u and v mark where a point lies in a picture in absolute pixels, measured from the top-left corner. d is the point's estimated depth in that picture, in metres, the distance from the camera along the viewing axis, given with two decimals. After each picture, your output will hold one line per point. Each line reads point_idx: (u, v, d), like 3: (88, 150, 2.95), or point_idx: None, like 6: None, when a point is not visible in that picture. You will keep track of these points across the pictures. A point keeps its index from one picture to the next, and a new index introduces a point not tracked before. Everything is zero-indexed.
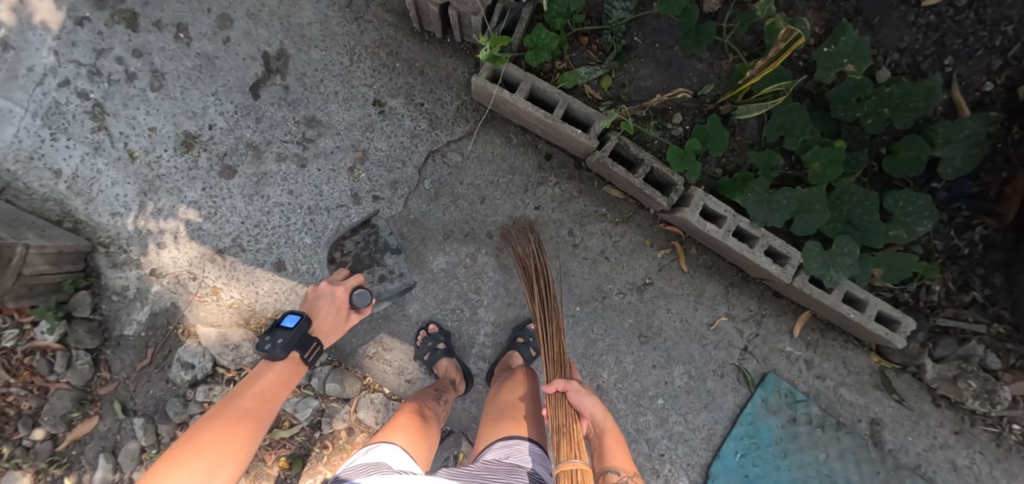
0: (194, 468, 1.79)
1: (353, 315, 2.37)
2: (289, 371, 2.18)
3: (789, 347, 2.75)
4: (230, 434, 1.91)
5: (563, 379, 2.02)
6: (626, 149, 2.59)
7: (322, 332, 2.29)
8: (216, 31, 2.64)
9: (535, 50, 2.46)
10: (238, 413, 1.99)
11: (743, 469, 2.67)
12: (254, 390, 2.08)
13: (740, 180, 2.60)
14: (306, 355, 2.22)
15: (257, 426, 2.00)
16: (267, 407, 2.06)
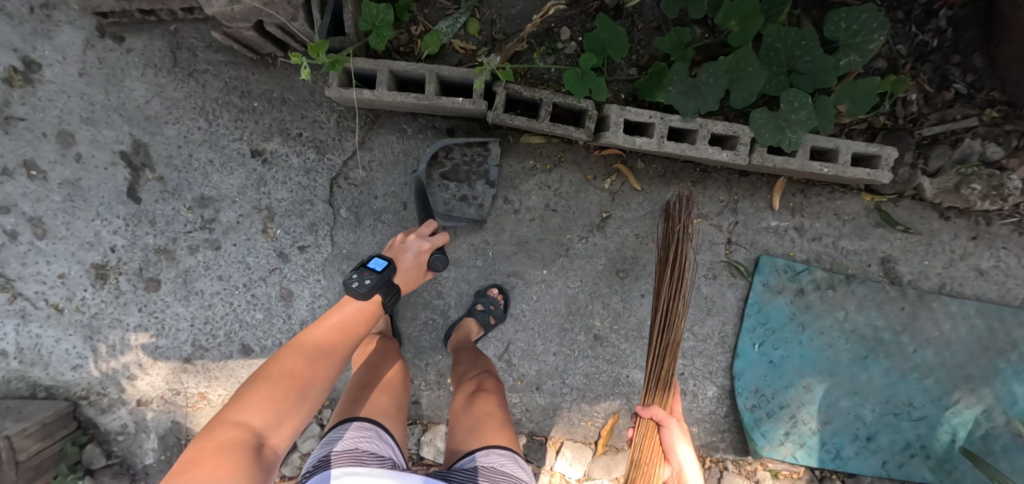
0: (262, 416, 1.69)
1: (427, 274, 2.16)
2: (370, 315, 1.98)
3: (773, 222, 2.61)
4: (305, 379, 1.78)
5: (662, 412, 2.19)
6: (518, 95, 2.33)
7: (405, 279, 2.08)
8: (62, 152, 2.41)
9: (376, 31, 2.22)
10: (314, 355, 1.83)
11: (766, 356, 2.61)
12: (339, 335, 1.90)
13: (655, 76, 2.32)
14: (386, 299, 2.00)
15: (331, 368, 1.85)
16: (342, 352, 1.88)
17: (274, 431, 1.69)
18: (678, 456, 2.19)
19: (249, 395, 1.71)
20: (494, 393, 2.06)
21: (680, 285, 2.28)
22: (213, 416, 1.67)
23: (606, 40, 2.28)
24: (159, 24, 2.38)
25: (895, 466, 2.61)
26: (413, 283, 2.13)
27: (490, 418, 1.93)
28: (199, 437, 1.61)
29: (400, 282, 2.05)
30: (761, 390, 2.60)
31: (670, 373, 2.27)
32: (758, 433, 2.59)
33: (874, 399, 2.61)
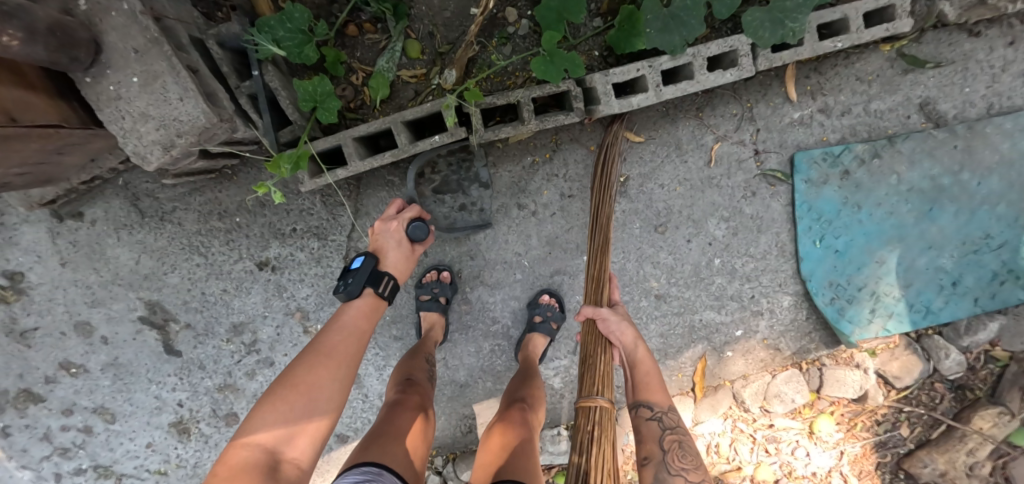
0: (275, 429, 1.60)
1: (417, 249, 2.05)
2: (370, 310, 1.88)
3: (795, 113, 2.42)
4: (313, 386, 1.66)
5: (596, 307, 1.99)
6: (493, 105, 2.06)
7: (394, 263, 1.97)
8: (88, 340, 2.37)
9: (320, 105, 1.97)
10: (318, 360, 1.71)
11: (830, 247, 2.53)
12: (341, 337, 1.77)
13: (627, 24, 2.01)
14: (380, 290, 1.91)
15: (341, 372, 1.71)
16: (350, 354, 1.75)
17: (291, 446, 1.60)
18: (622, 342, 1.98)
19: (258, 413, 1.62)
20: (520, 427, 1.93)
21: (606, 190, 2.18)
22: (227, 443, 1.59)
23: (560, 8, 1.95)
24: (108, 183, 2.25)
25: (989, 298, 2.56)
26: (407, 264, 2.03)
27: (515, 455, 1.82)
28: (214, 467, 1.54)
29: (391, 269, 1.97)
30: (836, 281, 2.55)
31: (605, 268, 2.09)
32: (845, 322, 2.57)
33: (950, 245, 2.53)
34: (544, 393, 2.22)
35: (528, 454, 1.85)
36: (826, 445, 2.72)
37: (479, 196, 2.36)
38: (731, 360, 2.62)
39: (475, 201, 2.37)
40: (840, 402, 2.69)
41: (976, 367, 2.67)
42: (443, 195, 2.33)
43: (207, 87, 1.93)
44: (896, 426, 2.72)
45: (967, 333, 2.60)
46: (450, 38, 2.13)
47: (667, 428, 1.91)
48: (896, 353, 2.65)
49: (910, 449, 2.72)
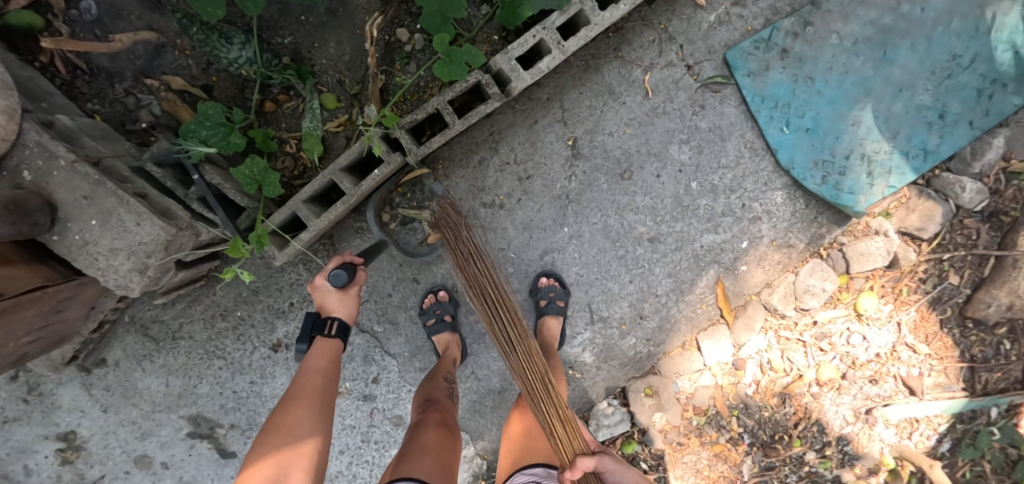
0: (270, 472, 1.74)
1: (353, 289, 2.07)
2: (328, 351, 2.01)
3: (709, 16, 2.35)
4: (292, 425, 1.83)
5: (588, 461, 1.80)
6: (415, 122, 2.02)
7: (335, 307, 2.05)
8: (150, 471, 2.45)
9: (263, 183, 1.97)
10: (293, 404, 1.88)
11: (801, 127, 2.46)
12: (311, 378, 1.94)
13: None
14: (329, 332, 2.01)
15: (315, 407, 1.88)
16: (318, 389, 1.92)
17: None
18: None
19: (249, 464, 1.77)
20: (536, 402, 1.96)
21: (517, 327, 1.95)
22: None
23: (441, 10, 1.94)
24: (117, 324, 2.33)
25: (982, 116, 2.49)
26: (352, 306, 2.08)
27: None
28: None
29: (336, 313, 2.05)
30: (821, 160, 2.48)
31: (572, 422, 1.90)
32: (846, 195, 2.50)
33: (920, 80, 2.47)
34: (564, 375, 2.23)
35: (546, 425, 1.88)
36: (879, 325, 2.65)
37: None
38: (747, 273, 2.55)
39: None
40: (875, 274, 2.61)
41: (1001, 189, 2.57)
42: (413, 222, 2.39)
43: (160, 207, 1.91)
44: (944, 278, 2.65)
45: (975, 158, 2.52)
46: (359, 77, 2.12)
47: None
48: (913, 205, 2.54)
49: (970, 294, 2.65)
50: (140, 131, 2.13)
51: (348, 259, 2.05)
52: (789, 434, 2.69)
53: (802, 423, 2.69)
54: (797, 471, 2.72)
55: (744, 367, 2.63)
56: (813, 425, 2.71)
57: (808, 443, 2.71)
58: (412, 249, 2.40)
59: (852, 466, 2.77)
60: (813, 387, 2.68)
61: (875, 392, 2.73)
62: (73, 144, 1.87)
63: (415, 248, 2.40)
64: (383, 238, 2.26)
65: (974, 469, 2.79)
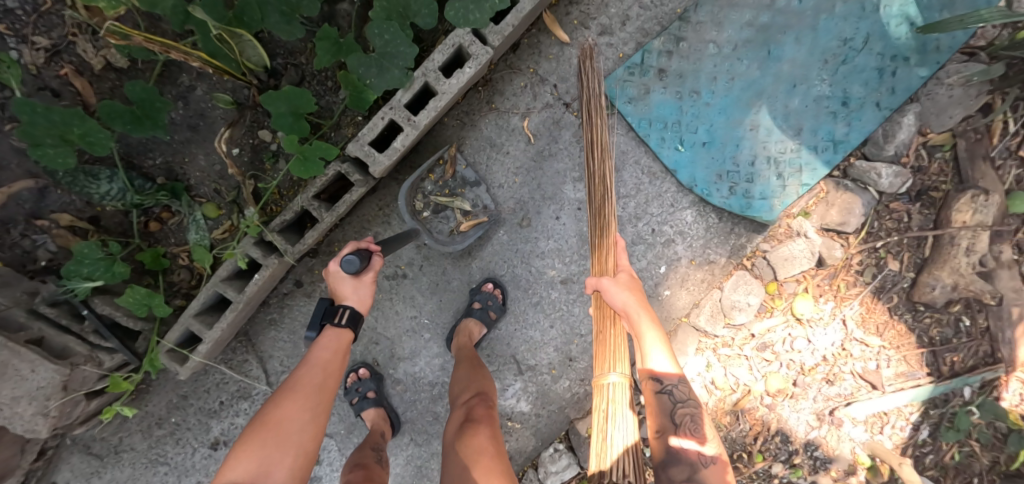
0: (250, 466, 1.72)
1: (368, 276, 1.99)
2: (335, 343, 1.97)
3: (578, 50, 2.31)
4: (283, 421, 1.80)
5: (600, 278, 1.88)
6: (285, 223, 2.06)
7: (346, 296, 2.00)
8: None
9: (152, 306, 2.02)
10: (287, 397, 1.84)
11: (696, 142, 2.39)
12: (313, 371, 1.90)
13: (349, 82, 1.96)
14: (338, 321, 1.96)
15: (311, 402, 1.84)
16: (317, 385, 1.87)
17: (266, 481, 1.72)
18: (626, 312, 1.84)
19: (235, 455, 1.75)
20: (485, 424, 1.92)
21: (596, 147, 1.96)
22: None
23: (292, 108, 1.97)
24: (60, 449, 2.39)
25: (889, 94, 2.37)
26: (365, 293, 2.02)
27: (481, 456, 1.81)
28: None
29: (347, 301, 2.00)
30: (723, 171, 2.40)
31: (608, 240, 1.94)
32: (757, 202, 2.41)
33: (814, 72, 2.37)
34: (493, 379, 2.19)
35: (495, 451, 1.84)
36: (822, 325, 2.54)
37: (478, 195, 2.33)
38: (672, 297, 2.47)
39: None
40: (806, 276, 2.52)
41: (925, 165, 2.46)
42: (446, 210, 2.30)
43: (56, 347, 1.99)
44: (883, 265, 2.52)
45: (888, 140, 2.40)
46: (233, 183, 2.15)
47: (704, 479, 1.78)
48: (831, 199, 2.44)
49: (914, 277, 2.51)
50: (41, 270, 2.15)
51: (364, 246, 1.92)
52: (749, 450, 2.59)
53: (762, 436, 2.58)
54: None
55: (689, 390, 2.53)
56: (775, 436, 2.59)
57: (772, 456, 2.60)
58: (445, 238, 2.29)
59: (826, 470, 2.60)
60: (765, 398, 2.56)
61: (836, 392, 2.59)
62: None
63: (449, 237, 2.28)
64: (414, 227, 2.19)
65: (962, 450, 2.60)
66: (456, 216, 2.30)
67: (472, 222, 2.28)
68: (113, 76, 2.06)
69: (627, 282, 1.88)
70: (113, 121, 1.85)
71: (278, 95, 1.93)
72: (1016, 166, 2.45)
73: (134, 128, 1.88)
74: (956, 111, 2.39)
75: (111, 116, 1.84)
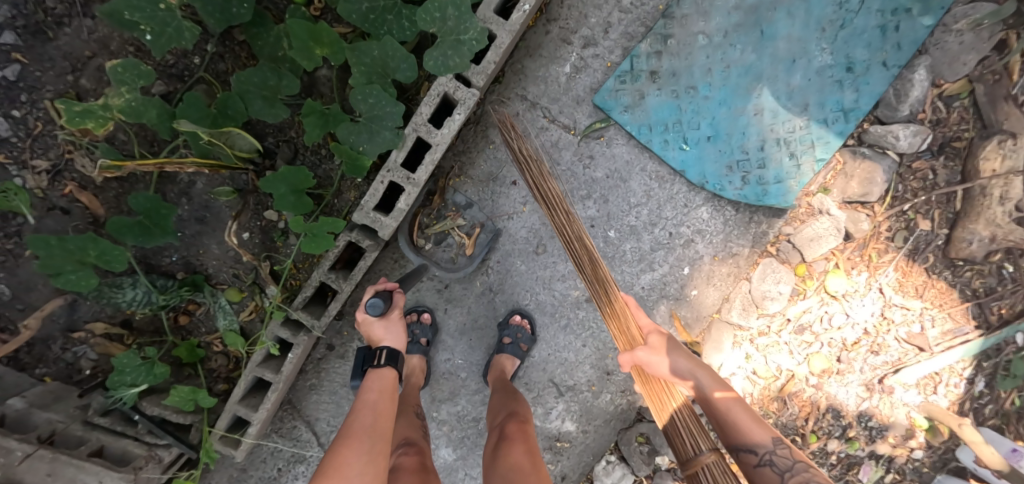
0: None
1: (395, 314, 2.04)
2: (380, 384, 1.88)
3: (565, 67, 2.28)
4: (342, 467, 1.58)
5: (633, 351, 1.91)
6: (305, 299, 2.11)
7: (381, 337, 1.99)
8: None
9: (197, 399, 2.08)
10: (344, 441, 1.65)
11: (701, 138, 2.32)
12: (364, 414, 1.75)
13: (345, 150, 1.93)
14: (377, 362, 1.94)
15: (367, 443, 1.65)
16: (371, 424, 1.71)
17: None
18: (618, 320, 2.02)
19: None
20: (520, 441, 1.84)
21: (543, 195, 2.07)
22: None
23: (292, 187, 1.96)
24: None
25: (895, 51, 2.26)
26: (398, 332, 2.02)
27: (517, 473, 1.71)
28: None
29: (383, 342, 1.98)
30: (733, 162, 2.33)
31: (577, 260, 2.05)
32: (773, 187, 2.34)
33: (812, 43, 2.27)
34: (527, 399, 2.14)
35: (531, 466, 1.75)
36: (859, 297, 2.48)
37: (472, 215, 2.33)
38: (700, 296, 2.44)
39: None
40: (835, 252, 2.46)
41: (944, 117, 2.36)
42: (445, 238, 2.32)
43: (117, 454, 2.08)
44: (914, 227, 2.44)
45: (901, 100, 2.30)
46: (250, 265, 2.18)
47: (782, 469, 1.69)
48: (850, 170, 2.37)
49: (948, 233, 2.42)
50: (89, 377, 2.20)
51: (382, 288, 2.07)
52: (802, 433, 2.53)
53: (814, 416, 2.53)
54: (826, 463, 2.54)
55: (730, 384, 2.51)
56: (826, 414, 2.53)
57: (827, 434, 2.53)
58: (450, 265, 2.33)
59: (884, 438, 2.53)
60: (811, 379, 2.51)
61: (883, 361, 2.51)
62: (25, 428, 1.97)
63: (454, 262, 2.33)
64: (419, 262, 2.26)
65: None
66: (458, 239, 2.32)
67: (472, 242, 2.32)
68: (115, 185, 2.07)
69: (659, 342, 1.91)
70: (124, 235, 1.91)
71: (276, 178, 1.93)
72: None
73: (143, 238, 1.95)
74: (970, 56, 2.28)
75: (121, 232, 1.90)
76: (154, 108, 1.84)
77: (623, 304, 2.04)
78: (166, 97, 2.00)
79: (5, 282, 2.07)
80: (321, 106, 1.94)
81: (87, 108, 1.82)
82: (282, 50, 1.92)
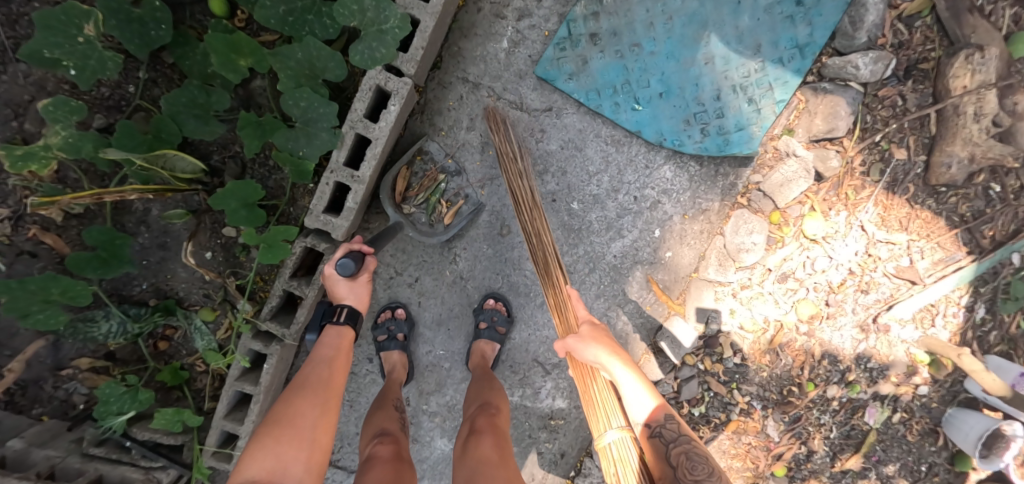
0: (269, 460, 1.62)
1: (364, 277, 2.02)
2: (338, 339, 1.96)
3: (504, 43, 2.23)
4: (296, 417, 1.72)
5: (564, 339, 1.95)
6: (273, 309, 2.12)
7: (343, 296, 2.01)
8: None
9: (183, 419, 2.11)
10: (299, 392, 1.78)
11: (653, 95, 2.25)
12: (319, 368, 1.87)
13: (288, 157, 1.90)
14: (338, 320, 1.99)
15: (322, 398, 1.79)
16: (326, 379, 1.84)
17: (288, 473, 1.62)
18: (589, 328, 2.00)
19: (248, 456, 1.63)
20: (489, 433, 1.86)
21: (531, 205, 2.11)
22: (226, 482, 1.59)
23: (241, 201, 1.95)
24: None
25: None
26: (362, 294, 2.04)
27: (485, 466, 1.75)
28: None
29: (346, 300, 2.01)
30: (690, 115, 2.26)
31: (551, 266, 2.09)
32: (735, 136, 2.26)
33: None
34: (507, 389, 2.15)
35: (499, 458, 1.78)
36: (840, 237, 2.40)
37: (459, 184, 2.28)
38: (674, 257, 2.39)
39: (362, 349, 2.41)
40: (809, 194, 2.38)
41: (906, 39, 2.26)
42: (425, 203, 2.24)
43: (116, 481, 2.11)
44: (890, 158, 2.34)
45: (857, 27, 2.20)
46: (218, 284, 2.20)
47: (669, 440, 1.82)
48: (813, 108, 2.29)
49: (927, 160, 2.32)
50: (84, 412, 2.25)
51: (355, 249, 1.99)
52: (798, 382, 2.48)
53: (808, 364, 2.47)
54: (828, 410, 2.48)
55: (719, 341, 2.47)
56: (822, 361, 2.47)
57: (824, 381, 2.47)
58: (427, 229, 2.24)
59: (885, 378, 2.46)
60: (801, 327, 2.45)
61: (873, 299, 2.43)
62: (23, 466, 2.00)
63: (431, 227, 2.25)
64: (397, 219, 2.14)
65: None
66: (438, 206, 2.25)
67: (453, 211, 2.26)
68: (76, 222, 2.10)
69: (591, 332, 1.95)
70: (81, 267, 1.92)
71: (224, 193, 1.93)
72: (1010, 7, 2.20)
73: (100, 269, 1.96)
74: None
75: (78, 264, 1.91)
76: (90, 141, 1.86)
77: (566, 295, 2.06)
78: (106, 129, 2.00)
79: None
80: (257, 117, 1.91)
81: (28, 151, 1.83)
82: (210, 66, 1.90)
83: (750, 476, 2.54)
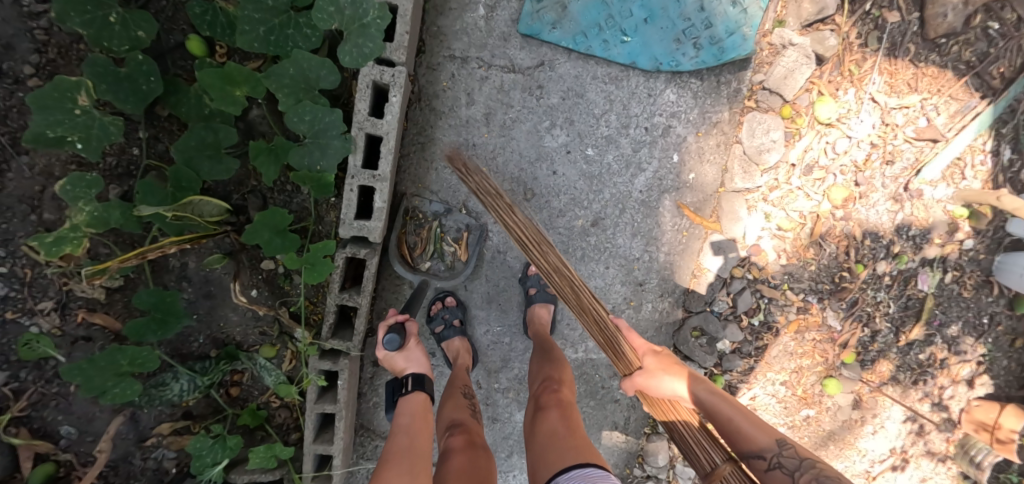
0: None
1: (412, 343, 2.13)
2: (414, 408, 1.97)
3: (480, 10, 2.22)
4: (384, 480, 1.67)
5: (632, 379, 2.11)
6: (331, 327, 2.14)
7: (405, 367, 2.08)
8: None
9: (275, 453, 2.15)
10: (387, 461, 1.74)
11: (638, 23, 2.24)
12: (401, 438, 1.84)
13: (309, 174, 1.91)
14: (408, 388, 2.03)
15: (411, 462, 1.74)
16: (411, 445, 1.81)
17: None
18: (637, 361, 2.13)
19: None
20: (555, 408, 1.87)
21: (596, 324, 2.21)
22: None
23: (273, 229, 1.96)
24: None
25: None
26: (419, 357, 2.12)
27: (555, 439, 1.76)
28: None
29: (408, 370, 2.08)
30: (679, 33, 2.24)
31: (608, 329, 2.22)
32: (728, 42, 2.25)
33: None
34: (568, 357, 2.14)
35: (568, 431, 1.78)
36: (854, 115, 2.39)
37: (455, 220, 2.32)
38: (698, 177, 2.40)
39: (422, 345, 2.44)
40: (814, 81, 2.38)
41: None
42: (434, 252, 2.30)
43: None
44: (884, 23, 2.34)
45: None
46: (270, 317, 2.22)
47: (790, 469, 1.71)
48: None
49: (920, 16, 2.32)
50: (176, 475, 2.28)
51: (393, 321, 2.15)
52: (848, 266, 2.48)
53: (853, 248, 2.47)
54: (882, 287, 2.49)
55: (762, 248, 2.48)
56: (865, 240, 2.47)
57: (872, 259, 2.48)
58: (448, 272, 2.32)
59: (930, 241, 2.47)
60: (837, 213, 2.46)
61: (902, 167, 2.43)
62: None
63: (450, 270, 2.32)
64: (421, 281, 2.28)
65: None
66: (448, 248, 2.31)
67: (463, 247, 2.31)
68: (119, 295, 2.12)
69: (657, 362, 2.05)
70: (142, 331, 1.95)
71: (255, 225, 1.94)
72: None
73: (159, 329, 1.99)
74: None
75: (138, 328, 1.94)
76: (115, 209, 1.87)
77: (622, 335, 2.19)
78: (124, 197, 2.02)
79: (67, 421, 2.15)
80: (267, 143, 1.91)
81: (59, 236, 1.84)
82: (207, 105, 1.90)
83: (823, 371, 2.55)
